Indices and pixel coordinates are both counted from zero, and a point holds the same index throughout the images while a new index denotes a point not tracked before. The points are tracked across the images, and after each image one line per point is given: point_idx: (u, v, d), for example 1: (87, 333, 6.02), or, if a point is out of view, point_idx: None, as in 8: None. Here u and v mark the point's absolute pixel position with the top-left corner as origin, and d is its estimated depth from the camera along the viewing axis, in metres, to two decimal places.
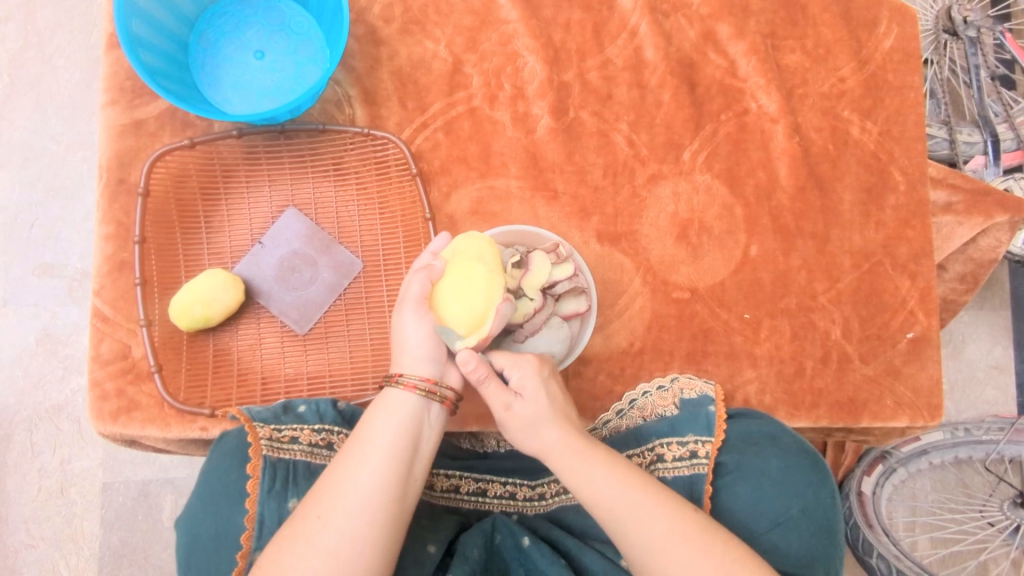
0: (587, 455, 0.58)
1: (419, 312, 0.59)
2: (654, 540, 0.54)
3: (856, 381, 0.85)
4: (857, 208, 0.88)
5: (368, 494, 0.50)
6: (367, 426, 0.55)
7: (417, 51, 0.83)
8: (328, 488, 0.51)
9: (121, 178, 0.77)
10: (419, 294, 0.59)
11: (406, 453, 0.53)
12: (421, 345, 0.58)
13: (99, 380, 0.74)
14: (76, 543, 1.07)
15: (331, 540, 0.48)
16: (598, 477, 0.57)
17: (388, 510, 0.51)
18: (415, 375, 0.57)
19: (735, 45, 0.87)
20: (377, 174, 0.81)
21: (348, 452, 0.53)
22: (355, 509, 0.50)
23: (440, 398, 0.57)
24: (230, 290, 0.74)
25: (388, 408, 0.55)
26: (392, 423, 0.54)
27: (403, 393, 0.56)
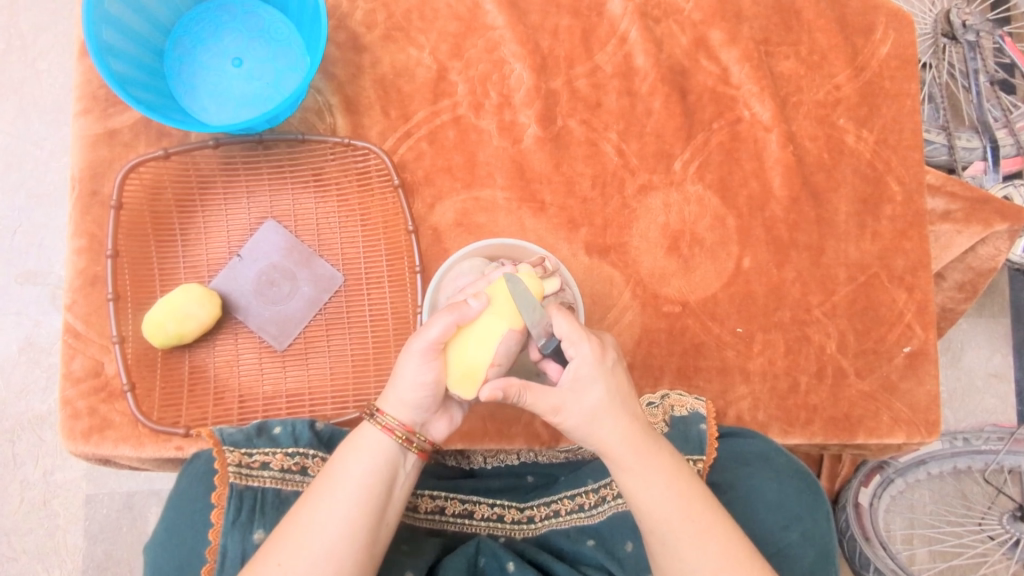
0: (648, 473, 0.54)
1: (428, 356, 0.54)
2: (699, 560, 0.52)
3: (852, 397, 0.83)
4: (853, 218, 0.86)
5: (332, 543, 0.49)
6: (338, 466, 0.53)
7: (401, 58, 0.81)
8: (292, 532, 0.49)
9: (94, 189, 0.75)
10: (436, 338, 0.54)
11: (375, 496, 0.52)
12: (413, 392, 0.54)
13: (70, 399, 0.72)
14: (59, 556, 1.05)
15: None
16: (657, 486, 0.53)
17: (353, 559, 0.49)
18: (395, 418, 0.54)
19: (728, 51, 0.85)
20: (358, 185, 0.78)
21: (315, 493, 0.51)
22: (319, 556, 0.48)
23: (417, 448, 0.55)
24: (205, 305, 0.72)
25: (362, 449, 0.53)
26: (362, 464, 0.52)
27: (380, 433, 0.54)
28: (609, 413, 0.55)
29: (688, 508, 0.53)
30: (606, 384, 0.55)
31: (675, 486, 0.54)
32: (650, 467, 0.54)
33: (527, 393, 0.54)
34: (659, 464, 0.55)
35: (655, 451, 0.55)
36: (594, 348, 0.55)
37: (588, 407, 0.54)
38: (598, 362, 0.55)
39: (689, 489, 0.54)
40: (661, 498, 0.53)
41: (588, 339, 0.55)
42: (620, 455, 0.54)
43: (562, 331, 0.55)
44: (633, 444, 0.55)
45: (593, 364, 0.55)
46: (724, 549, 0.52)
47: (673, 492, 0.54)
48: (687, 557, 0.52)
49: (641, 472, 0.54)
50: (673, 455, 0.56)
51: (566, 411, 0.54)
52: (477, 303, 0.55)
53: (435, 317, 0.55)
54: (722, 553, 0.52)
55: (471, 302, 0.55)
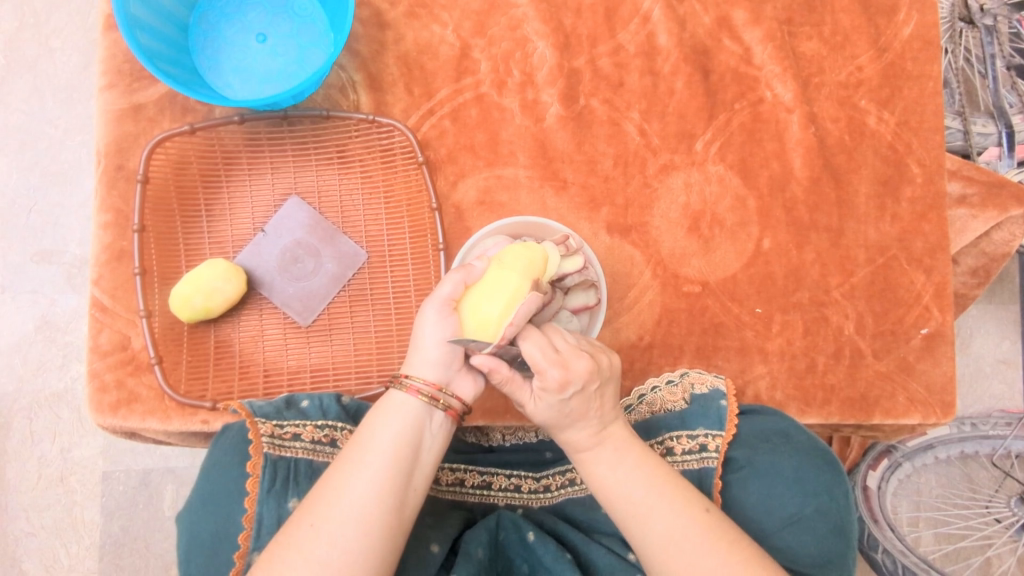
0: (599, 459, 0.56)
1: (445, 313, 0.56)
2: (650, 536, 0.52)
3: (869, 377, 0.84)
4: (873, 200, 0.86)
5: (363, 502, 0.49)
6: (366, 431, 0.54)
7: (424, 35, 0.80)
8: (324, 495, 0.50)
9: (119, 164, 0.75)
10: (449, 295, 0.57)
11: (404, 460, 0.52)
12: (435, 349, 0.56)
13: (98, 371, 0.72)
14: (76, 531, 1.07)
15: (323, 550, 0.47)
16: (604, 471, 0.55)
17: (385, 520, 0.50)
18: (422, 378, 0.55)
19: (751, 31, 0.85)
20: (382, 162, 0.79)
21: (345, 458, 0.52)
22: (349, 518, 0.49)
23: (444, 406, 0.55)
24: (232, 281, 0.72)
25: (389, 414, 0.54)
26: (390, 428, 0.53)
27: (405, 395, 0.55)
28: (561, 418, 0.56)
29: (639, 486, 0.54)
30: (563, 403, 0.54)
31: (619, 469, 0.55)
32: (602, 454, 0.56)
33: (510, 385, 0.56)
34: (607, 453, 0.56)
35: (608, 442, 0.56)
36: (558, 377, 0.53)
37: (543, 418, 0.56)
38: (557, 392, 0.53)
39: (640, 468, 0.55)
40: (608, 483, 0.55)
41: (553, 370, 0.53)
42: (572, 452, 0.56)
43: (530, 356, 0.54)
44: (582, 439, 0.56)
45: (554, 392, 0.54)
46: (673, 525, 0.52)
47: (617, 475, 0.55)
48: (636, 535, 0.53)
49: (589, 462, 0.56)
50: (628, 440, 0.57)
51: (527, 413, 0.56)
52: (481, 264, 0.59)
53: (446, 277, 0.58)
54: (672, 528, 0.52)
55: (474, 265, 0.60)
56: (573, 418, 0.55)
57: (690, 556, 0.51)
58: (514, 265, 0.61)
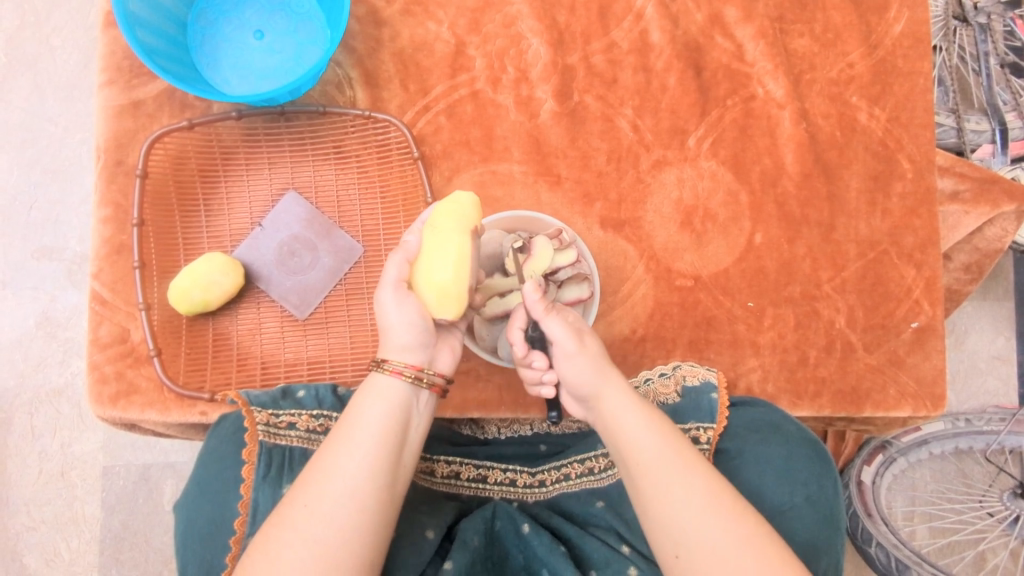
0: (632, 416, 0.56)
1: (400, 295, 0.57)
2: (687, 497, 0.51)
3: (860, 370, 0.85)
4: (864, 195, 0.87)
5: (356, 482, 0.50)
6: (354, 411, 0.54)
7: (419, 32, 0.81)
8: (315, 475, 0.51)
9: (119, 159, 0.76)
10: (397, 277, 0.58)
11: (392, 439, 0.53)
12: (400, 327, 0.57)
13: (98, 363, 0.73)
14: (77, 526, 1.08)
15: (318, 528, 0.48)
16: (648, 437, 0.54)
17: (378, 499, 0.51)
18: (402, 361, 0.56)
19: (742, 28, 0.86)
20: (377, 157, 0.80)
21: (335, 440, 0.52)
22: (342, 497, 0.50)
23: (428, 384, 0.57)
24: (229, 274, 0.73)
25: (375, 394, 0.55)
26: (379, 408, 0.54)
27: (389, 378, 0.55)
28: (608, 389, 0.58)
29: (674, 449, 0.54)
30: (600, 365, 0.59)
31: (659, 439, 0.54)
32: (633, 412, 0.56)
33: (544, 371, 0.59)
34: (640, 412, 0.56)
35: (637, 403, 0.57)
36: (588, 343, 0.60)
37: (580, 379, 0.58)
38: (593, 353, 0.59)
39: (673, 441, 0.55)
40: (649, 450, 0.54)
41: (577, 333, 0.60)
42: (612, 420, 0.57)
43: (557, 333, 0.60)
44: (630, 410, 0.56)
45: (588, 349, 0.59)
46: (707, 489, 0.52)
47: (659, 444, 0.54)
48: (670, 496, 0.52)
49: (635, 428, 0.55)
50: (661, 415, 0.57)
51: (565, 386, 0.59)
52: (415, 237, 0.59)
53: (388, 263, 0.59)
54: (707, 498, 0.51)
55: (411, 239, 0.59)
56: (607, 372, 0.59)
57: (723, 521, 0.50)
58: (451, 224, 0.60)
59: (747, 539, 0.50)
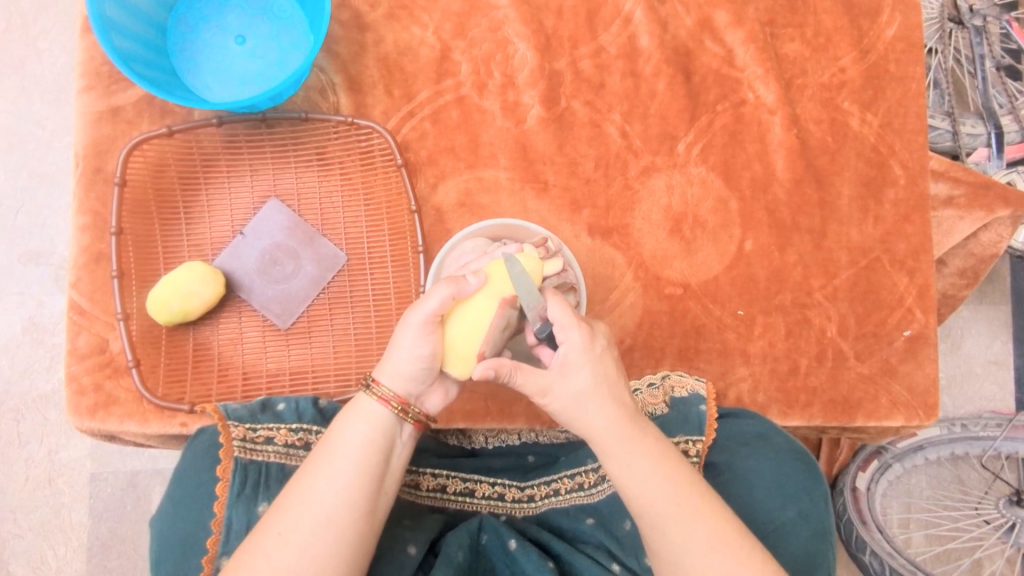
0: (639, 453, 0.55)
1: (426, 330, 0.54)
2: (689, 540, 0.52)
3: (852, 379, 0.84)
4: (856, 202, 0.86)
5: (332, 510, 0.50)
6: (335, 435, 0.53)
7: (404, 37, 0.80)
8: (291, 501, 0.50)
9: (98, 166, 0.75)
10: (434, 311, 0.54)
11: (372, 464, 0.52)
12: (408, 362, 0.55)
13: (76, 374, 0.72)
14: (64, 533, 1.06)
15: (290, 559, 0.48)
16: (644, 469, 0.54)
17: (355, 527, 0.50)
18: (391, 388, 0.55)
19: (733, 32, 0.85)
20: (361, 163, 0.79)
21: (312, 464, 0.52)
22: (318, 525, 0.49)
23: (412, 419, 0.55)
24: (209, 284, 0.72)
25: (359, 418, 0.54)
26: (357, 432, 0.53)
27: (377, 404, 0.54)
28: (595, 400, 0.55)
29: (677, 488, 0.54)
30: (592, 371, 0.55)
31: (660, 468, 0.54)
32: (642, 448, 0.55)
33: (517, 374, 0.54)
34: (647, 448, 0.55)
35: (643, 435, 0.56)
36: (583, 335, 0.56)
37: (575, 394, 0.55)
38: (586, 348, 0.55)
39: (674, 468, 0.55)
40: (646, 482, 0.54)
41: (576, 327, 0.55)
42: (604, 441, 0.55)
43: (555, 316, 0.56)
44: (619, 430, 0.55)
45: (582, 350, 0.55)
46: (710, 532, 0.52)
47: (658, 475, 0.54)
48: (674, 539, 0.52)
49: (629, 456, 0.54)
50: (661, 440, 0.57)
51: (553, 395, 0.55)
52: (473, 277, 0.57)
53: (433, 290, 0.55)
54: (710, 534, 0.52)
55: (466, 278, 0.56)
56: (609, 386, 0.56)
57: (721, 564, 0.52)
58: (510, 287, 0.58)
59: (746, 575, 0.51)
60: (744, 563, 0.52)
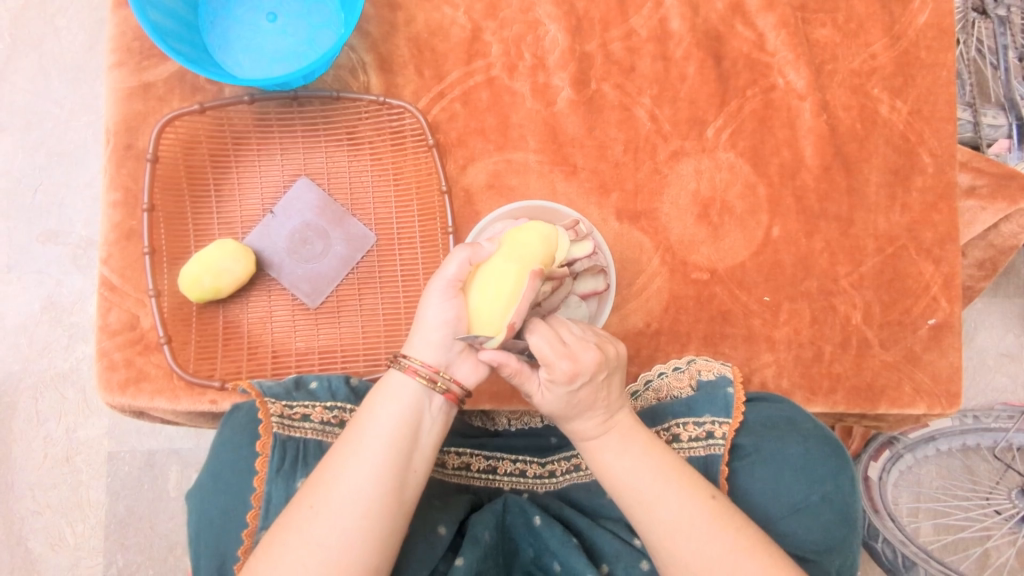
0: (603, 444, 0.56)
1: (448, 294, 0.56)
2: (658, 523, 0.53)
3: (875, 366, 0.84)
4: (884, 189, 0.86)
5: (362, 486, 0.50)
6: (365, 413, 0.54)
7: (435, 17, 0.80)
8: (323, 477, 0.50)
9: (128, 143, 0.75)
10: (453, 275, 0.56)
11: (403, 443, 0.53)
12: (436, 330, 0.55)
13: (107, 350, 0.73)
14: (82, 511, 1.07)
15: (322, 532, 0.48)
16: (614, 458, 0.55)
17: (385, 503, 0.50)
18: (420, 359, 0.55)
19: (764, 17, 0.84)
20: (392, 144, 0.78)
21: (344, 442, 0.52)
22: (349, 501, 0.49)
23: (443, 389, 0.55)
24: (240, 261, 0.72)
25: (389, 394, 0.54)
26: (389, 411, 0.53)
27: (404, 377, 0.55)
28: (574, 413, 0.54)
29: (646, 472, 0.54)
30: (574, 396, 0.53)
31: (629, 454, 0.55)
32: (609, 440, 0.56)
33: (519, 378, 0.55)
34: (612, 441, 0.55)
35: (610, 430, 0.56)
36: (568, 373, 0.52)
37: (550, 408, 0.55)
38: (565, 381, 0.53)
39: (647, 452, 0.55)
40: (618, 468, 0.55)
41: (562, 362, 0.52)
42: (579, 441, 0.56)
43: (540, 351, 0.53)
44: (587, 430, 0.55)
45: (562, 382, 0.53)
46: (681, 513, 0.53)
47: (628, 459, 0.55)
48: (644, 523, 0.53)
49: (599, 448, 0.55)
50: (636, 428, 0.57)
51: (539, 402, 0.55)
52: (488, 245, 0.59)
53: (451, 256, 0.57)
54: (676, 514, 0.53)
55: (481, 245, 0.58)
56: (581, 408, 0.55)
57: (697, 544, 0.52)
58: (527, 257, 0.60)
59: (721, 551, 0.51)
60: (722, 540, 0.52)
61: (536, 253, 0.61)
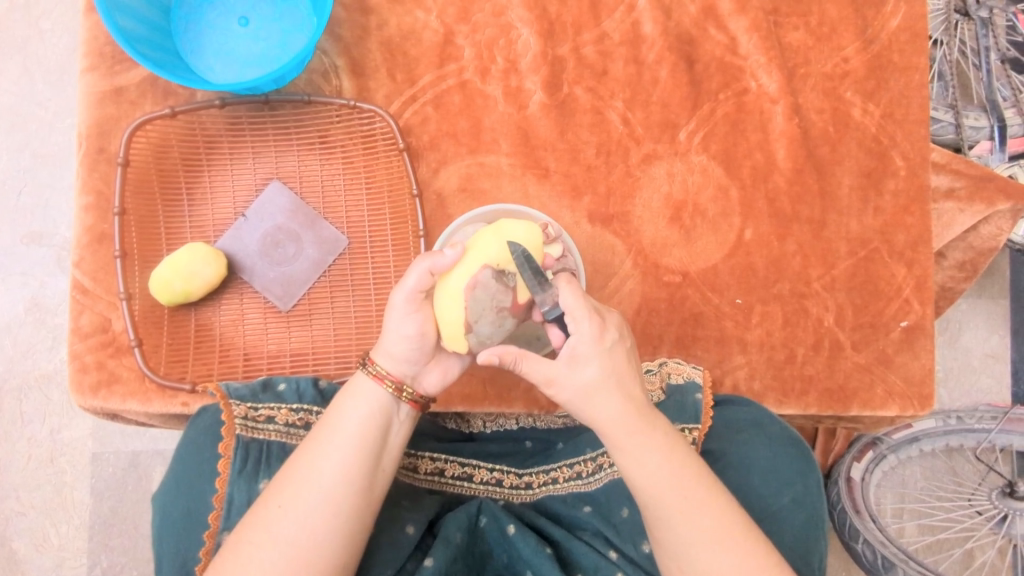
0: (644, 449, 0.55)
1: (410, 306, 0.56)
2: (685, 531, 0.53)
3: (847, 369, 0.84)
4: (856, 192, 0.86)
5: (330, 485, 0.51)
6: (335, 414, 0.55)
7: (407, 20, 0.80)
8: (291, 476, 0.51)
9: (100, 146, 0.75)
10: (414, 287, 0.55)
11: (372, 444, 0.54)
12: (401, 341, 0.56)
13: (79, 353, 0.73)
14: (66, 511, 1.08)
15: (290, 530, 0.49)
16: (652, 463, 0.54)
17: (353, 502, 0.51)
18: (385, 368, 0.56)
19: (737, 20, 0.85)
20: (364, 147, 0.79)
21: (313, 441, 0.53)
22: (316, 501, 0.50)
23: (408, 398, 0.56)
24: (212, 265, 0.73)
25: (358, 397, 0.55)
26: (358, 413, 0.54)
27: (372, 382, 0.56)
28: (606, 391, 0.55)
29: (683, 481, 0.54)
30: (602, 362, 0.55)
31: (670, 462, 0.55)
32: (649, 445, 0.55)
33: (523, 363, 0.56)
34: (654, 446, 0.55)
35: (647, 432, 0.55)
36: (594, 327, 0.55)
37: (583, 384, 0.55)
38: (596, 341, 0.55)
39: (687, 466, 0.55)
40: (654, 478, 0.54)
41: (587, 319, 0.55)
42: (613, 435, 0.55)
43: (567, 303, 0.55)
44: (628, 424, 0.55)
45: (592, 343, 0.55)
46: (716, 523, 0.53)
47: (667, 468, 0.54)
48: (679, 530, 0.53)
49: (638, 450, 0.54)
50: (670, 432, 0.57)
51: (558, 385, 0.55)
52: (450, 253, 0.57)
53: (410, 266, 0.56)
54: (710, 526, 0.53)
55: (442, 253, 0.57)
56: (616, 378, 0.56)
57: (724, 553, 0.53)
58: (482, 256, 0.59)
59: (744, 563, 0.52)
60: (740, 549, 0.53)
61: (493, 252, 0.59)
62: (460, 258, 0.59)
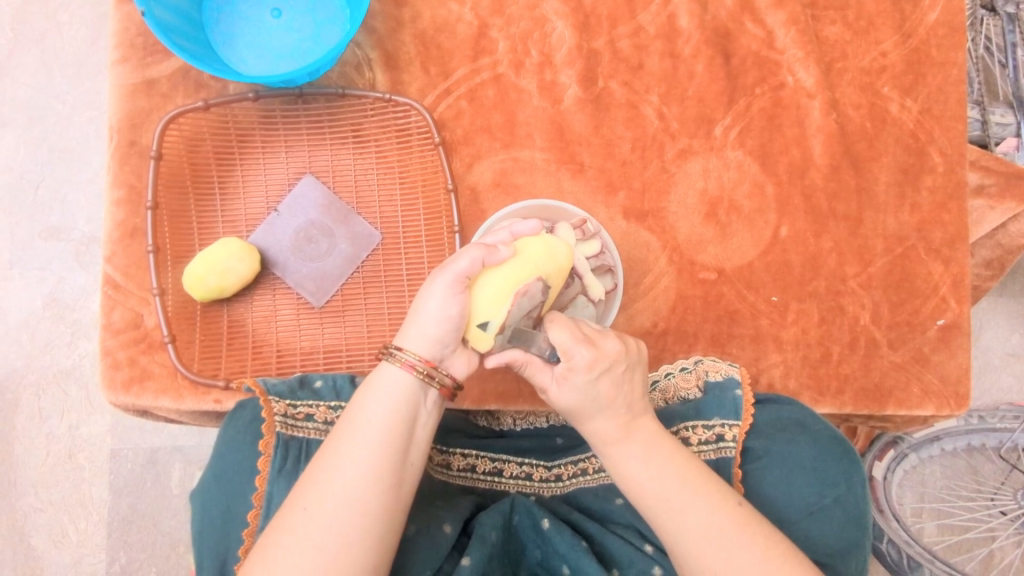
0: (630, 450, 0.54)
1: (454, 289, 0.54)
2: (684, 529, 0.52)
3: (883, 367, 0.83)
4: (893, 189, 0.85)
5: (356, 484, 0.49)
6: (358, 409, 0.53)
7: (441, 13, 0.79)
8: (316, 476, 0.50)
9: (132, 140, 0.74)
10: (462, 272, 0.55)
11: (396, 440, 0.52)
12: (433, 325, 0.54)
13: (110, 349, 0.72)
14: (84, 508, 1.07)
15: (315, 532, 0.48)
16: (636, 464, 0.54)
17: (382, 500, 0.50)
18: (415, 353, 0.54)
19: (774, 14, 0.83)
20: (397, 142, 0.78)
21: (336, 439, 0.52)
22: (341, 501, 0.49)
23: (438, 384, 0.54)
24: (246, 260, 0.72)
25: (381, 391, 0.53)
26: (382, 407, 0.52)
27: (398, 369, 0.54)
28: (589, 410, 0.54)
29: (675, 478, 0.53)
30: (590, 389, 0.54)
31: (657, 463, 0.54)
32: (635, 446, 0.54)
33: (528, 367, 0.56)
34: (640, 446, 0.54)
35: (632, 435, 0.55)
36: (586, 359, 0.53)
37: (570, 403, 0.54)
38: (587, 372, 0.53)
39: (680, 466, 0.54)
40: (642, 476, 0.54)
41: (580, 350, 0.54)
42: (597, 440, 0.55)
43: (556, 341, 0.54)
44: (614, 428, 0.54)
45: (583, 372, 0.53)
46: (712, 521, 0.52)
47: (653, 470, 0.54)
48: (674, 529, 0.52)
49: (621, 452, 0.54)
50: (660, 433, 0.56)
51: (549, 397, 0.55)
52: (504, 251, 0.58)
53: (464, 251, 0.56)
54: (706, 525, 0.52)
55: (497, 248, 0.57)
56: (602, 404, 0.54)
57: (726, 550, 0.51)
58: (531, 264, 0.59)
59: (753, 563, 0.51)
60: (754, 553, 0.51)
61: (545, 264, 0.61)
62: (513, 261, 0.58)
